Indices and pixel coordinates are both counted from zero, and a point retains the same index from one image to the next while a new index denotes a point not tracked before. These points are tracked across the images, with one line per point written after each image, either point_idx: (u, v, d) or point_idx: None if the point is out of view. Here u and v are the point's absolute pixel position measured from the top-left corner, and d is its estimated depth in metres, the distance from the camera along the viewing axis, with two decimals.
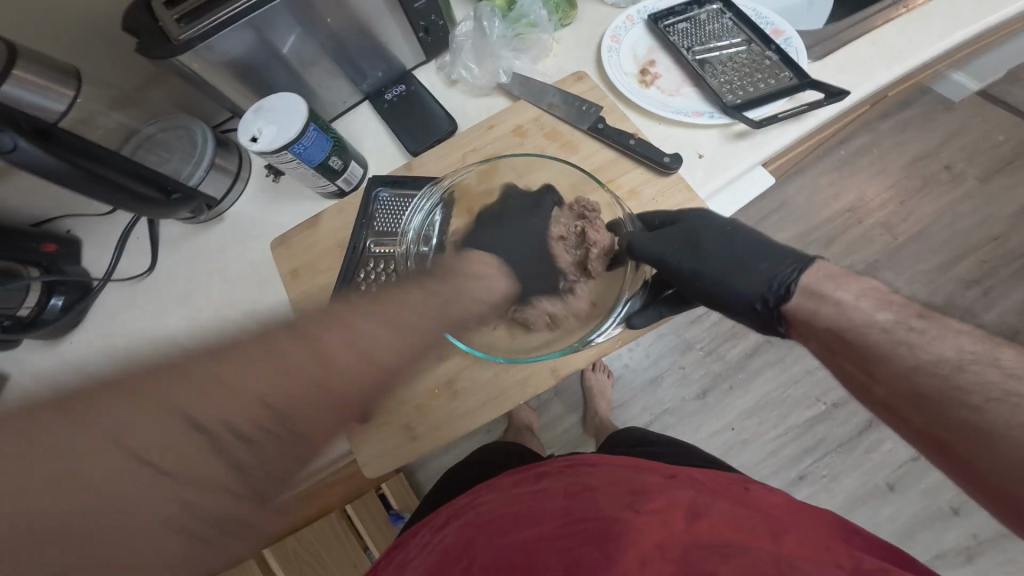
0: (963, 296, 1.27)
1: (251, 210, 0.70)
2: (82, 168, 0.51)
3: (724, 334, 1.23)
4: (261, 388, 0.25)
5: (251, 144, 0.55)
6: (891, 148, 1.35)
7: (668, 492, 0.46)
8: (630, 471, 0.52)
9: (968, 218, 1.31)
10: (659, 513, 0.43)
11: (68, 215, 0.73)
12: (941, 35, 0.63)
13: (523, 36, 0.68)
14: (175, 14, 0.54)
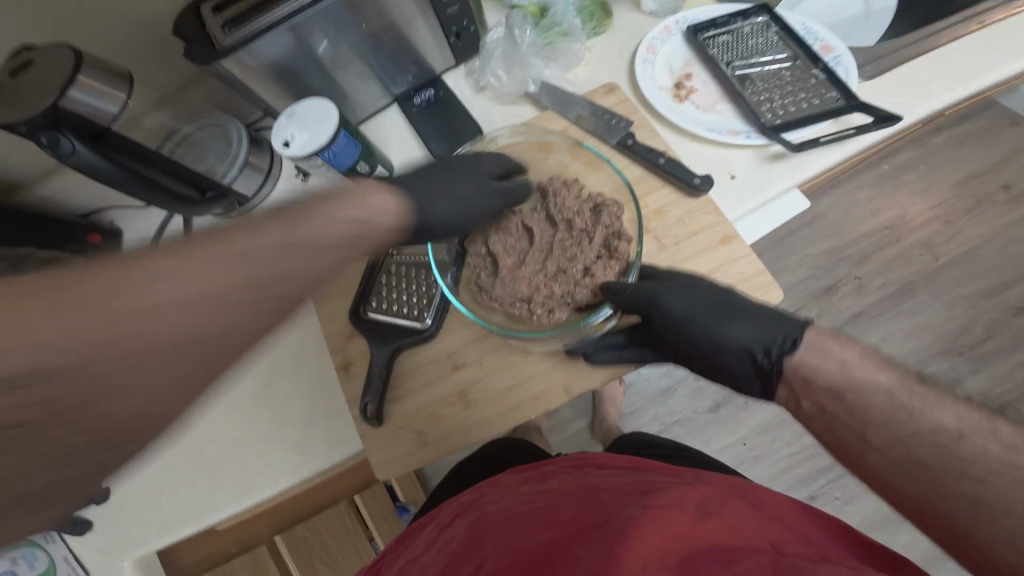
0: (1007, 324, 1.20)
1: (280, 209, 0.72)
2: (126, 168, 0.54)
3: None
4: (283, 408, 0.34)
5: (284, 149, 0.56)
6: (941, 165, 1.28)
7: (677, 490, 0.45)
8: (634, 473, 0.51)
9: (1021, 243, 1.23)
10: (668, 510, 0.42)
11: (109, 205, 0.76)
12: (1013, 55, 0.58)
13: (555, 44, 0.67)
14: (220, 20, 0.55)
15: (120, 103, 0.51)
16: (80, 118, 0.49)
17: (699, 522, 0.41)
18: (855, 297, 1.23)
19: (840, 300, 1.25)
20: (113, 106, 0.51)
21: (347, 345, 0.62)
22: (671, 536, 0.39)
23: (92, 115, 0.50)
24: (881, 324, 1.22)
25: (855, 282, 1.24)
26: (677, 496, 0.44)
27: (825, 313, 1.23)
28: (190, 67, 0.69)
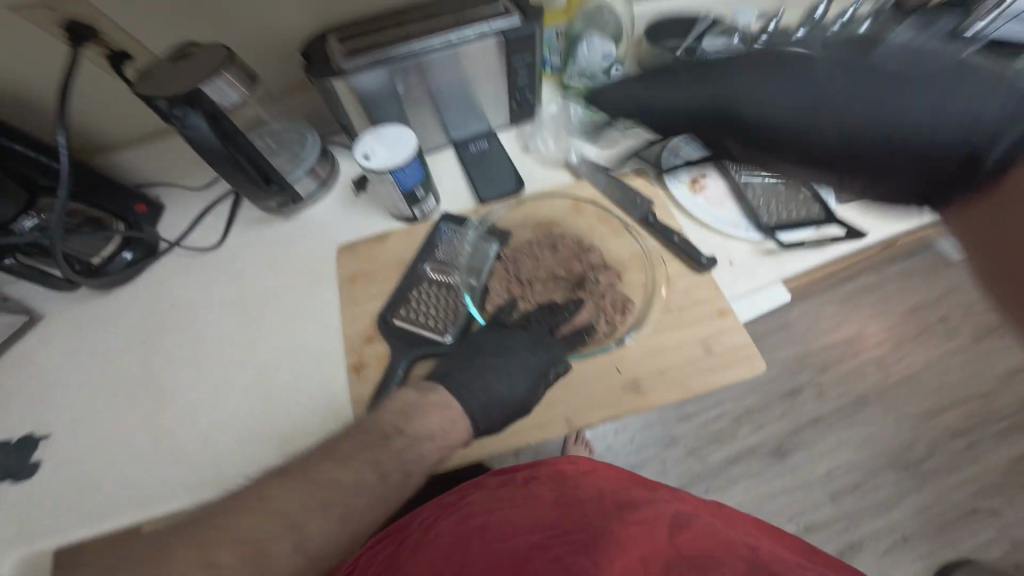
0: (945, 445, 1.36)
1: (326, 215, 0.79)
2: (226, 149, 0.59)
3: (708, 438, 1.39)
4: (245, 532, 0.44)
5: (363, 161, 0.62)
6: (894, 293, 1.48)
7: (654, 505, 0.50)
8: (617, 483, 0.55)
9: (957, 371, 1.41)
10: (645, 524, 0.46)
11: (156, 182, 0.82)
12: (948, 199, 0.73)
13: (598, 126, 0.80)
14: (342, 50, 0.66)
15: (242, 96, 0.59)
16: (206, 100, 0.55)
17: (676, 536, 0.45)
18: (813, 403, 1.40)
19: (802, 404, 1.41)
20: (234, 100, 0.59)
21: (365, 347, 0.64)
22: (647, 545, 0.44)
23: (218, 100, 0.56)
24: (837, 431, 1.38)
25: (815, 388, 1.42)
26: (653, 514, 0.48)
27: (787, 414, 1.40)
28: (278, 81, 0.77)
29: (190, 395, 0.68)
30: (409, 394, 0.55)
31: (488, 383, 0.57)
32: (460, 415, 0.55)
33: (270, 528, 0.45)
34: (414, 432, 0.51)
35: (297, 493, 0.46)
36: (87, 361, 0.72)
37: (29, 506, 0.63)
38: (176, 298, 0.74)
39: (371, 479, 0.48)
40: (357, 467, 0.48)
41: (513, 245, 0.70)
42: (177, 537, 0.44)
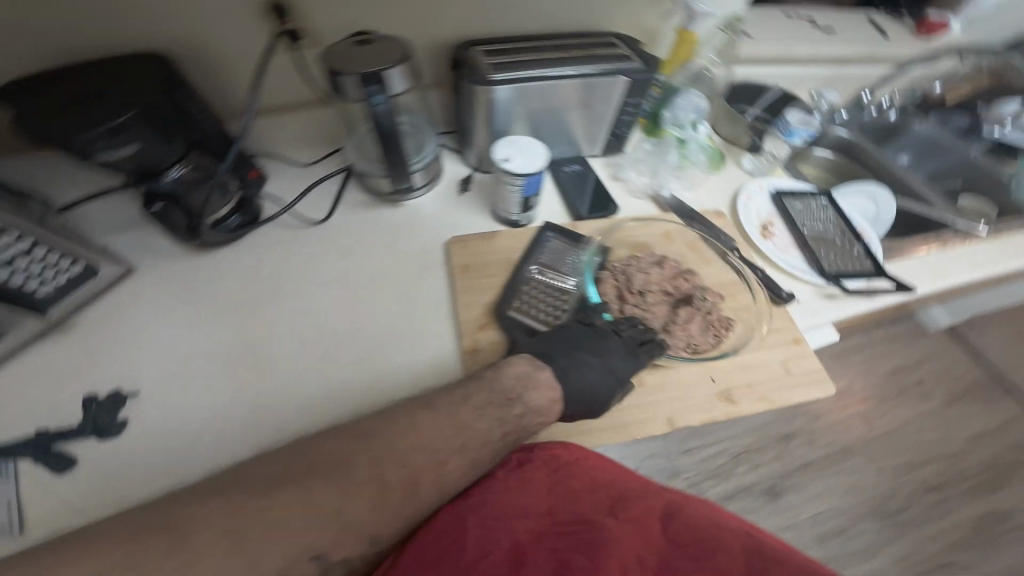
0: (923, 498, 1.46)
1: (431, 207, 0.83)
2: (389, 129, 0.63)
3: (709, 472, 1.47)
4: (353, 474, 0.45)
5: (501, 163, 0.68)
6: (879, 354, 1.66)
7: (647, 499, 0.60)
8: (617, 468, 0.62)
9: (933, 430, 1.55)
10: (637, 523, 0.57)
11: (263, 155, 0.83)
12: (961, 271, 0.86)
13: (684, 169, 0.88)
14: (490, 63, 0.74)
15: (408, 86, 0.63)
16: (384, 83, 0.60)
17: (666, 528, 0.57)
18: (805, 448, 1.51)
19: (796, 448, 1.52)
20: (405, 89, 0.63)
21: (477, 333, 0.68)
22: (640, 546, 0.55)
23: (391, 85, 0.61)
24: (825, 476, 1.47)
25: (806, 434, 1.53)
26: (644, 508, 0.58)
27: (781, 456, 1.50)
28: None
29: (291, 366, 0.69)
30: (519, 363, 0.58)
31: (598, 383, 0.60)
32: (558, 402, 0.57)
33: (408, 466, 0.47)
34: (526, 407, 0.54)
35: (430, 438, 0.49)
36: (187, 326, 0.73)
37: (120, 463, 0.63)
38: (280, 266, 0.76)
39: (485, 438, 0.51)
40: (478, 424, 0.51)
41: (613, 260, 0.73)
42: (318, 465, 0.44)
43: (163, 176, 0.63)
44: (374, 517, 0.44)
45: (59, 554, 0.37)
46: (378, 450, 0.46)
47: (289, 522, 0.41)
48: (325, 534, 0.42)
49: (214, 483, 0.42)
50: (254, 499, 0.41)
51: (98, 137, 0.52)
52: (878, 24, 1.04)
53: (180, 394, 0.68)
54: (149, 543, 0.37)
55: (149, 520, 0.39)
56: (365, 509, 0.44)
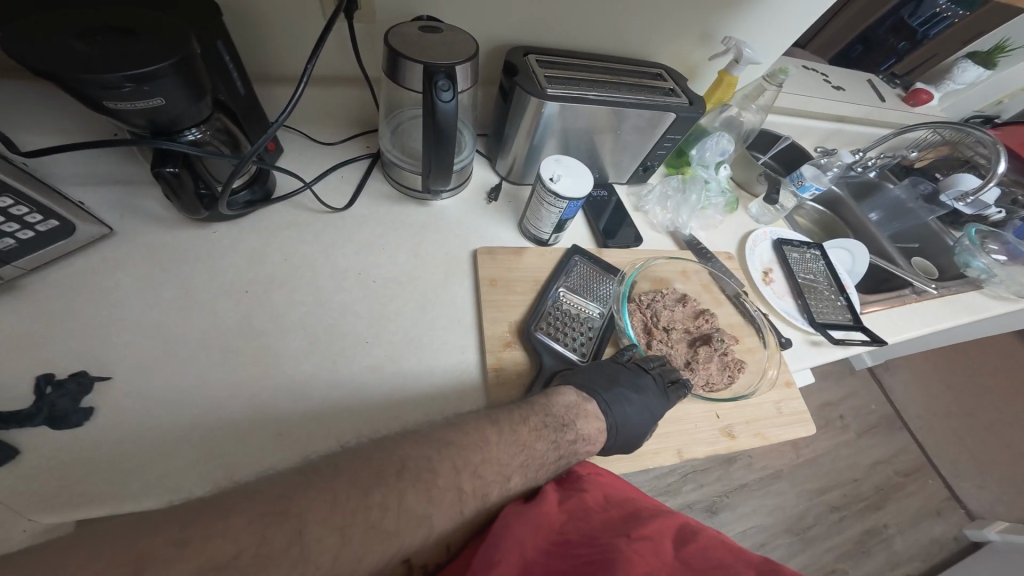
0: (837, 519, 1.65)
1: (458, 212, 0.80)
2: (453, 131, 0.59)
3: (659, 489, 1.60)
4: (402, 480, 0.41)
5: (549, 182, 0.68)
6: (810, 390, 1.87)
7: (660, 517, 0.54)
8: (622, 487, 0.59)
9: (850, 459, 1.76)
10: (651, 540, 0.50)
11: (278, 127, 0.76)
12: (930, 322, 0.94)
13: (701, 209, 0.92)
14: (544, 76, 0.73)
15: (469, 87, 0.61)
16: (455, 81, 0.56)
17: (681, 549, 0.51)
18: (743, 470, 1.68)
19: (735, 470, 1.68)
20: (463, 89, 0.60)
21: (503, 352, 0.67)
22: (654, 565, 0.48)
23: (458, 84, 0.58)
24: (756, 497, 1.64)
25: (745, 458, 1.69)
26: (660, 528, 0.53)
27: (722, 476, 1.65)
28: None
29: (300, 365, 0.62)
30: (570, 395, 0.59)
31: (626, 416, 0.61)
32: (602, 424, 0.60)
33: (482, 479, 0.47)
34: (576, 432, 0.56)
35: (502, 454, 0.48)
36: (175, 307, 0.63)
37: (69, 460, 0.52)
38: (289, 255, 0.69)
39: (542, 458, 0.52)
40: (539, 445, 0.51)
41: (637, 293, 0.75)
42: (406, 469, 0.42)
43: (180, 137, 0.56)
44: (448, 524, 0.44)
45: (165, 537, 0.31)
46: (459, 462, 0.45)
47: (383, 528, 0.39)
48: (416, 539, 0.41)
49: (311, 478, 0.38)
50: (347, 502, 0.38)
51: (118, 83, 0.43)
52: (875, 92, 1.13)
53: (160, 384, 0.57)
54: (261, 531, 0.34)
55: (248, 508, 0.34)
56: (445, 518, 0.43)
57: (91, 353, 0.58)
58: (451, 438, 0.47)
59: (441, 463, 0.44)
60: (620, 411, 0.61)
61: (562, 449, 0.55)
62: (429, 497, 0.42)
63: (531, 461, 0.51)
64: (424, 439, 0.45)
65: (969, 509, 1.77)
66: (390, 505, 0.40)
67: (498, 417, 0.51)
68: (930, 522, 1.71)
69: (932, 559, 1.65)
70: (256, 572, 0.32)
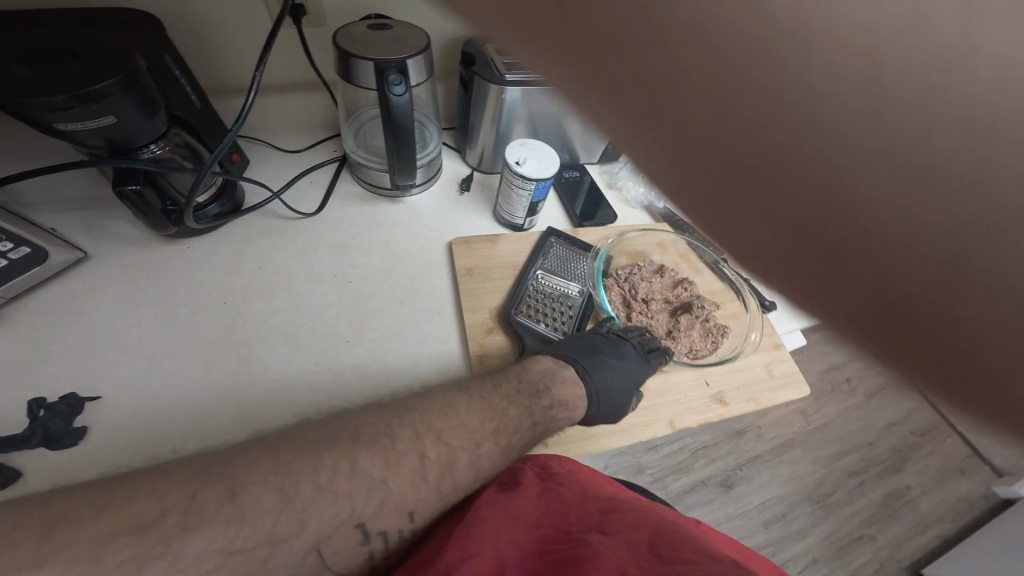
0: (851, 483, 1.65)
1: (431, 206, 0.80)
2: (410, 125, 0.60)
3: (671, 468, 1.60)
4: (355, 444, 0.42)
5: (515, 166, 0.68)
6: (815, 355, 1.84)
7: (632, 513, 0.55)
8: (597, 483, 0.61)
9: (861, 422, 1.75)
10: (622, 536, 0.51)
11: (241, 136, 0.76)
12: None
13: None
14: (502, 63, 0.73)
15: (425, 79, 0.61)
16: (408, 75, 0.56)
17: (654, 542, 0.50)
18: (754, 441, 1.66)
19: (746, 441, 1.67)
20: (419, 81, 0.60)
21: (485, 338, 0.67)
22: (626, 557, 0.48)
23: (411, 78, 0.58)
24: (770, 467, 1.63)
25: (756, 429, 1.68)
26: (631, 523, 0.53)
27: (734, 449, 1.64)
28: None
29: (284, 369, 0.62)
30: (549, 369, 0.60)
31: (609, 386, 0.61)
32: (581, 390, 0.61)
33: (449, 447, 0.47)
34: (550, 403, 0.57)
35: (469, 422, 0.49)
36: (158, 325, 0.63)
37: (68, 483, 0.53)
38: (267, 262, 0.69)
39: (515, 427, 0.53)
40: (512, 411, 0.52)
41: (613, 269, 0.75)
42: (363, 435, 0.44)
43: (139, 154, 0.56)
44: (409, 493, 0.44)
45: (102, 499, 0.33)
46: (421, 427, 0.47)
47: (331, 488, 0.40)
48: (366, 502, 0.42)
49: (258, 443, 0.40)
50: (289, 465, 0.39)
51: (66, 105, 0.43)
52: None
53: (147, 400, 0.58)
54: (192, 491, 0.35)
55: (189, 474, 0.36)
56: (404, 485, 0.44)
57: (80, 377, 0.58)
58: (413, 408, 0.48)
59: (400, 429, 0.45)
60: (602, 381, 0.61)
61: (540, 418, 0.55)
62: (385, 461, 0.43)
63: (506, 430, 0.52)
64: (385, 411, 0.47)
65: (991, 465, 1.75)
66: (338, 469, 0.41)
67: (469, 390, 0.52)
68: (953, 481, 1.70)
69: (961, 519, 1.65)
70: (186, 528, 0.34)
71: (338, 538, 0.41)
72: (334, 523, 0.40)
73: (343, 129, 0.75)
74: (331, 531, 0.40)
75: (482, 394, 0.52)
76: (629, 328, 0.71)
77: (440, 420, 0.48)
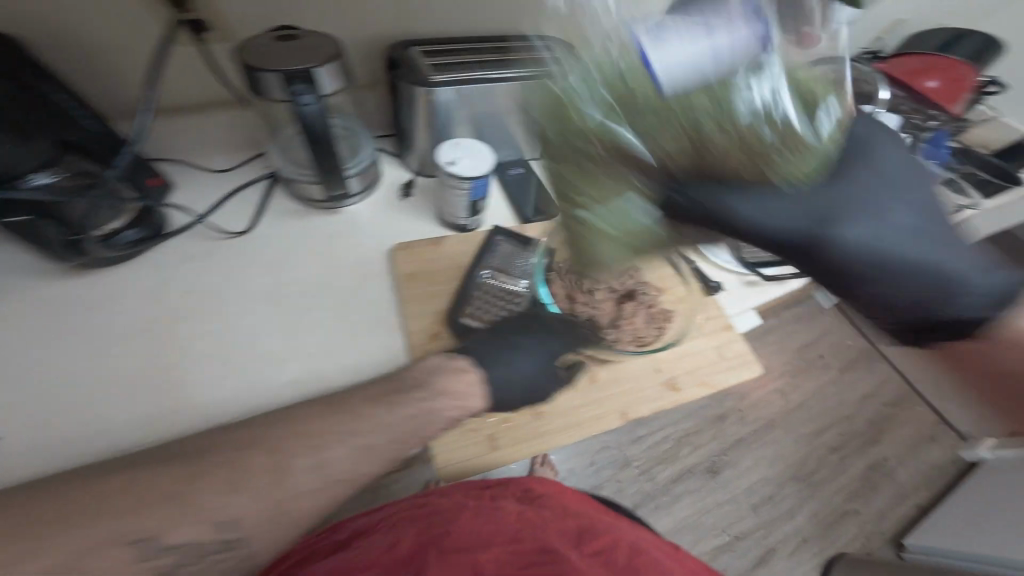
0: (830, 459, 1.68)
1: (371, 215, 0.78)
2: (325, 132, 0.58)
3: (656, 459, 1.60)
4: (210, 456, 0.47)
5: (445, 167, 0.67)
6: (788, 336, 1.88)
7: (610, 532, 0.64)
8: (576, 509, 0.70)
9: (836, 397, 1.78)
10: (602, 549, 0.59)
11: (163, 157, 0.74)
12: None
13: None
14: (427, 65, 0.72)
15: (339, 85, 0.60)
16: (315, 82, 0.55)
17: (632, 555, 0.59)
18: (736, 425, 1.68)
19: (728, 426, 1.69)
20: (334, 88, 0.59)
21: (430, 343, 0.67)
22: (605, 566, 0.56)
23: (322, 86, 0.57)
24: (753, 450, 1.65)
25: (736, 413, 1.70)
26: (609, 542, 0.61)
27: (716, 434, 1.65)
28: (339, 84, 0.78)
29: (220, 391, 0.60)
30: (452, 366, 0.62)
31: (516, 375, 0.64)
32: (474, 378, 0.61)
33: (304, 453, 0.49)
34: (419, 405, 0.56)
35: (328, 428, 0.52)
36: (80, 356, 0.60)
37: None
38: (197, 284, 0.67)
39: (377, 427, 0.53)
40: (375, 411, 0.54)
41: (557, 263, 0.75)
42: (215, 456, 0.47)
43: (25, 184, 0.53)
44: (250, 505, 0.46)
45: None
46: (270, 438, 0.49)
47: (176, 507, 0.43)
48: (204, 517, 0.44)
49: (109, 474, 0.43)
50: (129, 480, 0.43)
51: None
52: None
53: (75, 431, 0.56)
54: (30, 511, 0.40)
55: (43, 492, 0.41)
56: (244, 495, 0.46)
57: (3, 415, 0.56)
58: (278, 420, 0.52)
59: (256, 439, 0.49)
60: (510, 371, 0.64)
61: (415, 417, 0.55)
62: (234, 471, 0.46)
63: (371, 430, 0.53)
64: (244, 425, 0.51)
65: (960, 430, 1.80)
66: (183, 479, 0.45)
67: (341, 398, 0.55)
68: (926, 448, 1.75)
69: (935, 484, 1.69)
70: (17, 542, 0.38)
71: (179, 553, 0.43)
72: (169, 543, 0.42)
73: (268, 144, 0.74)
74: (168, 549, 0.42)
75: (352, 399, 0.55)
76: (576, 318, 0.70)
77: (298, 425, 0.51)
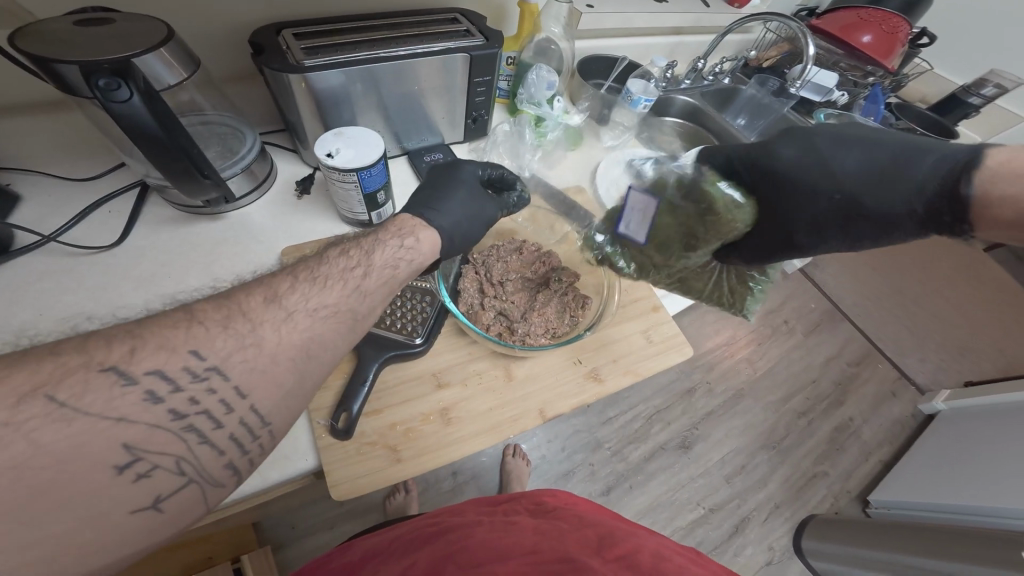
0: (799, 424, 1.68)
1: (262, 218, 0.71)
2: (164, 133, 0.51)
3: (627, 438, 1.57)
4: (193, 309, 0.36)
5: (326, 158, 0.60)
6: None
7: (636, 538, 0.55)
8: (597, 519, 0.61)
9: (801, 361, 1.79)
10: (621, 555, 0.50)
11: (10, 167, 0.66)
12: None
13: (543, 147, 0.90)
14: (302, 47, 0.64)
15: (179, 78, 0.53)
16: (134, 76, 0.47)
17: (656, 562, 0.50)
18: (705, 398, 1.67)
19: (698, 399, 1.67)
20: (170, 79, 0.52)
21: None
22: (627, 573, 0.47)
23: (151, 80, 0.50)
24: (724, 421, 1.64)
25: (704, 386, 1.69)
26: (630, 547, 0.52)
27: (685, 409, 1.64)
28: (215, 71, 0.70)
29: None
30: (401, 219, 0.53)
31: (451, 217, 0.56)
32: (431, 231, 0.53)
33: (299, 292, 0.39)
34: (384, 256, 0.45)
35: (318, 270, 0.42)
36: None
37: None
38: (49, 304, 0.59)
39: (351, 274, 0.43)
40: (355, 250, 0.44)
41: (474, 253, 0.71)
42: (167, 317, 0.35)
43: None
44: (237, 352, 0.35)
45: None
46: (247, 289, 0.38)
47: (138, 359, 0.32)
48: (175, 359, 0.33)
49: (39, 349, 0.31)
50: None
51: None
52: None
53: None
54: None
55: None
56: (227, 339, 0.35)
57: None
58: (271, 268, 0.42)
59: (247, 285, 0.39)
60: (445, 211, 0.56)
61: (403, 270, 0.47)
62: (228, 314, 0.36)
63: (350, 265, 0.43)
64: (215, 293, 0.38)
65: (919, 385, 1.84)
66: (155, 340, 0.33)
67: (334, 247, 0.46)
68: (888, 406, 1.77)
69: (897, 440, 1.72)
70: None
71: (149, 417, 0.32)
72: (137, 387, 0.31)
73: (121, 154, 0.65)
74: (125, 422, 0.31)
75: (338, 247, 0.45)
76: (489, 307, 0.65)
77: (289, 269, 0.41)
